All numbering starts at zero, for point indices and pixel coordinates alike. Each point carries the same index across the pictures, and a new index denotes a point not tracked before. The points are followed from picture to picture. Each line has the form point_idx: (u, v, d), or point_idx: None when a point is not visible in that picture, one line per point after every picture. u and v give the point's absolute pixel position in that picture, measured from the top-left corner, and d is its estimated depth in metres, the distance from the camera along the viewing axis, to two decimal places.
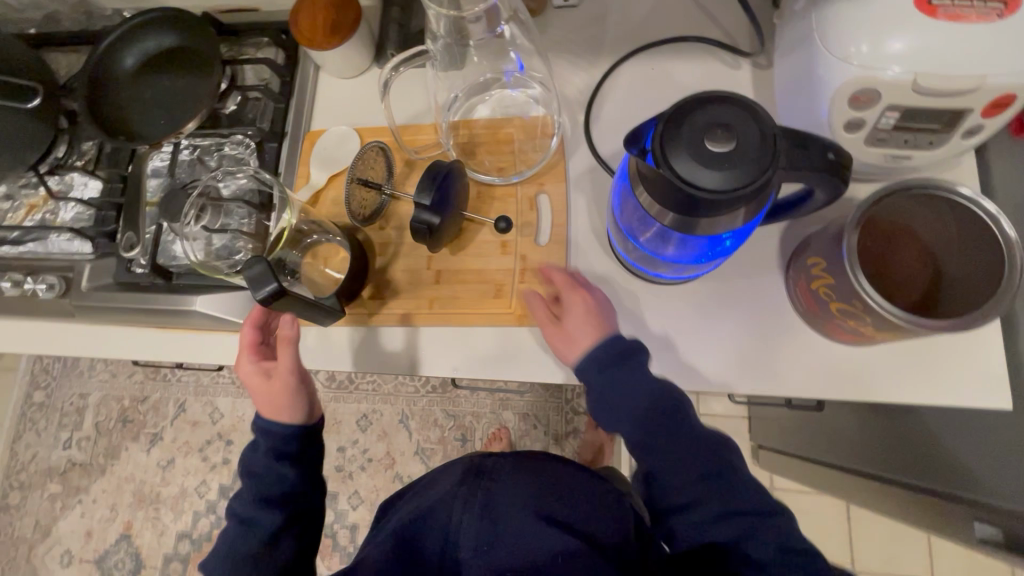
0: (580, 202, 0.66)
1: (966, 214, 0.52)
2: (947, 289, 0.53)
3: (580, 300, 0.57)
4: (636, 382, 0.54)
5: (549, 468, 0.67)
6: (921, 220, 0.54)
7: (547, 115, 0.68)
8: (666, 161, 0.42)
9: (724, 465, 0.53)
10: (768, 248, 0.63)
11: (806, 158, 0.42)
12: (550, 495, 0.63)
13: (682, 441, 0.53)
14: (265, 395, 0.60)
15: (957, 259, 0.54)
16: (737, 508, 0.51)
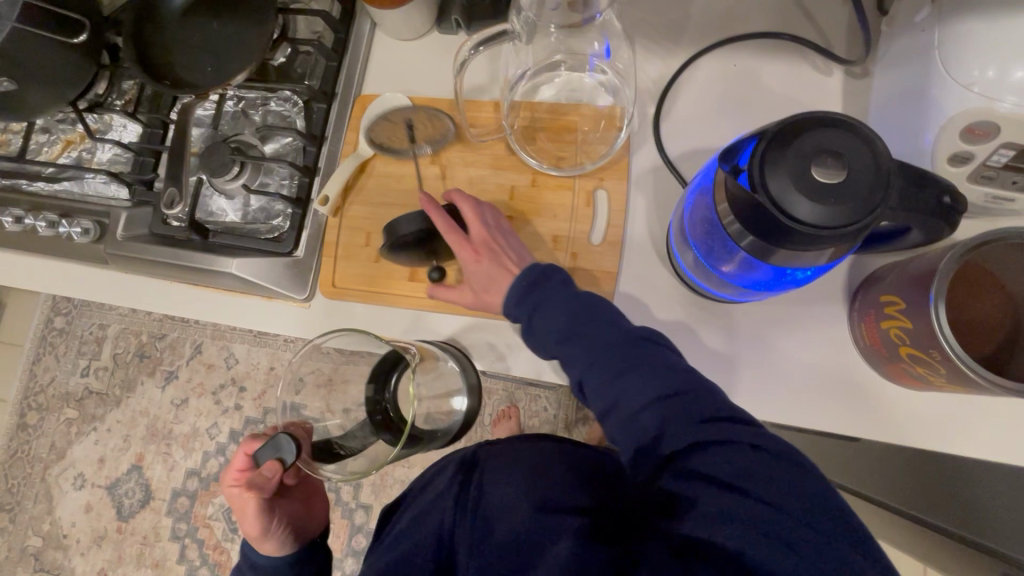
0: (639, 203, 0.63)
1: None
2: None
3: (475, 253, 0.58)
4: (587, 343, 0.50)
5: (533, 449, 0.64)
6: (1010, 269, 0.50)
7: (615, 104, 0.63)
8: (764, 185, 0.38)
9: (683, 385, 0.46)
10: (835, 275, 0.59)
11: (917, 199, 0.38)
12: (532, 472, 0.59)
13: (635, 368, 0.48)
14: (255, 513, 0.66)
15: None
16: (703, 418, 0.44)
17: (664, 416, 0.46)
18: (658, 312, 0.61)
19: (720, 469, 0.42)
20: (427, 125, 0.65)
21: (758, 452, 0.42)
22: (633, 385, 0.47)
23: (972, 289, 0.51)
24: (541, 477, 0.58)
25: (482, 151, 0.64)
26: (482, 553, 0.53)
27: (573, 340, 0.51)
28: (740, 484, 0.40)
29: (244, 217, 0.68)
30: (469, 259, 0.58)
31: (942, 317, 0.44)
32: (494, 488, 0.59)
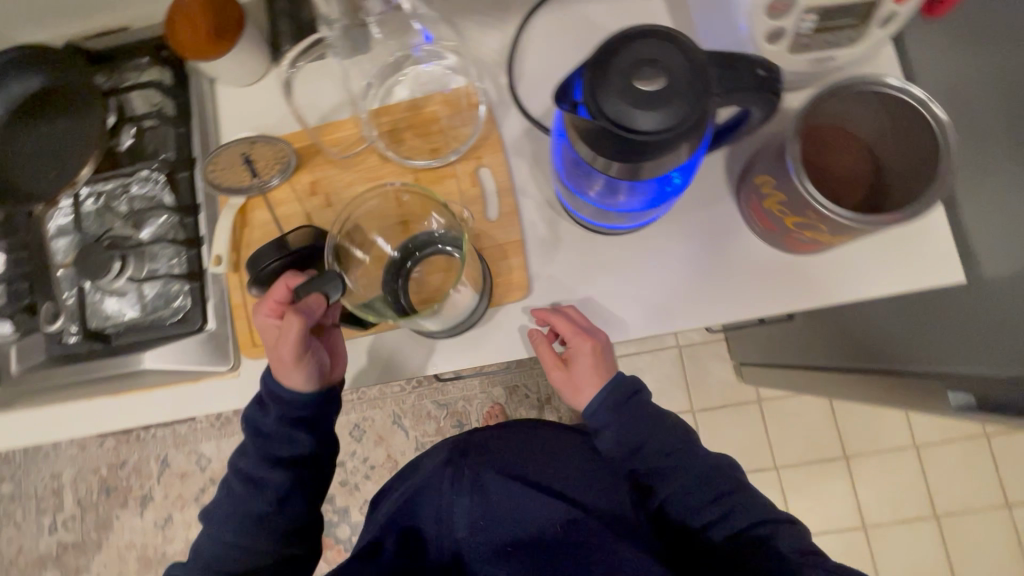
0: (522, 168, 0.64)
1: (896, 104, 0.52)
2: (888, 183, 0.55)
3: (582, 356, 0.58)
4: (656, 435, 0.60)
5: (534, 438, 0.71)
6: (855, 119, 0.55)
7: (469, 84, 0.64)
8: (600, 110, 0.40)
9: (721, 493, 0.59)
10: (717, 174, 0.62)
11: (737, 80, 0.41)
12: (545, 462, 0.67)
13: (662, 435, 0.60)
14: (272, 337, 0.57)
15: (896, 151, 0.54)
16: (755, 520, 0.58)
17: (733, 508, 0.59)
18: (572, 262, 0.63)
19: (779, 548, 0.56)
20: (266, 152, 0.64)
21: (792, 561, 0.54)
22: (704, 470, 0.60)
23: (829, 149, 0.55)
24: (554, 462, 0.67)
25: (356, 167, 0.64)
26: (483, 542, 0.60)
27: (645, 426, 0.60)
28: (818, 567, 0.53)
29: (143, 308, 0.65)
30: (585, 347, 0.58)
31: (803, 179, 0.48)
32: (494, 475, 0.64)
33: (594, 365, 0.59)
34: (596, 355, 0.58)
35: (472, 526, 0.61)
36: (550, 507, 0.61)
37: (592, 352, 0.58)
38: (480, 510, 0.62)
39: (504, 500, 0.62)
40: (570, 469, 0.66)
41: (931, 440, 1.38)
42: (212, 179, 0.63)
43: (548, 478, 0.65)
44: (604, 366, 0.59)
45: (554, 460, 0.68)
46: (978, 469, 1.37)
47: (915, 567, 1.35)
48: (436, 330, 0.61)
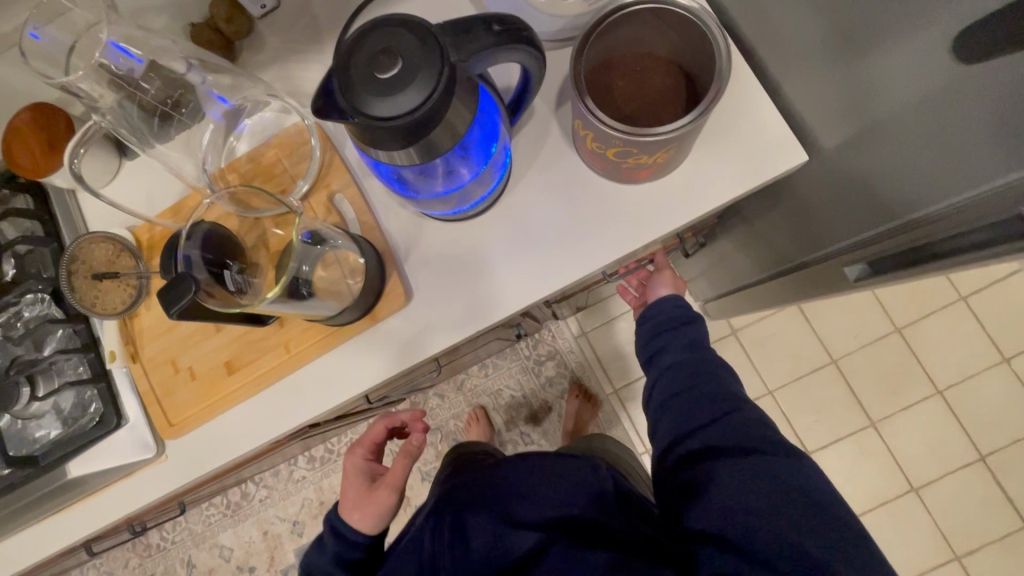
0: (372, 183, 0.65)
1: (667, 17, 0.54)
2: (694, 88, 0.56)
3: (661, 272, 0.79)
4: (688, 383, 0.67)
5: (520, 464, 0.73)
6: (643, 41, 0.57)
7: (299, 119, 0.66)
8: (356, 109, 0.41)
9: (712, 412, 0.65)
10: (553, 132, 0.63)
11: (477, 38, 0.42)
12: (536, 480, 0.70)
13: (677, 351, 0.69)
14: (365, 502, 0.68)
15: (690, 57, 0.56)
16: (725, 435, 0.63)
17: (707, 420, 0.65)
18: (442, 257, 0.64)
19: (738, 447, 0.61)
20: (105, 253, 0.66)
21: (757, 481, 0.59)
22: (696, 380, 0.67)
23: (631, 77, 0.57)
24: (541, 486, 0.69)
25: None
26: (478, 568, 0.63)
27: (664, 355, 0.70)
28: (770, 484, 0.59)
29: (64, 422, 0.67)
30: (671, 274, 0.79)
31: (597, 114, 0.50)
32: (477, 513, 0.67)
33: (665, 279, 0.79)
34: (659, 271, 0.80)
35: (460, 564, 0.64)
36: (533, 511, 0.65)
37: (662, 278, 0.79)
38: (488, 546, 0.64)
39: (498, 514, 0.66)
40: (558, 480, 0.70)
41: (913, 320, 1.37)
42: (114, 309, 0.65)
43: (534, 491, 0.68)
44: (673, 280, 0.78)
45: (543, 474, 0.71)
46: (966, 334, 1.35)
47: (936, 448, 1.33)
48: (324, 314, 0.61)
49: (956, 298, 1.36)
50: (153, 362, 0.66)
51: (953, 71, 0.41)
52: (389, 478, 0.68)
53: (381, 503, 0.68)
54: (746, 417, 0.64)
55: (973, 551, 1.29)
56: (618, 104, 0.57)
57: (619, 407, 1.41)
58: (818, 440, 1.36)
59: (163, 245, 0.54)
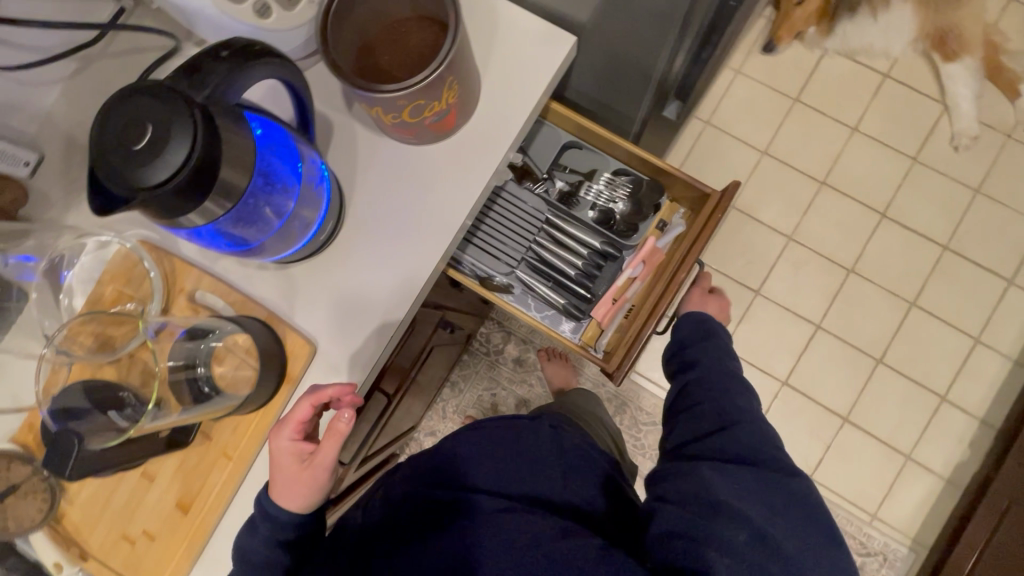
0: (222, 264, 0.64)
1: None
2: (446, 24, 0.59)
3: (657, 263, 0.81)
4: (718, 386, 0.71)
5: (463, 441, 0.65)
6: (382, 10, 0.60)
7: (119, 244, 0.63)
8: (134, 190, 0.41)
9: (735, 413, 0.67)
10: (359, 130, 0.65)
11: (211, 73, 0.43)
12: (484, 463, 0.62)
13: (718, 370, 0.73)
14: (284, 478, 0.58)
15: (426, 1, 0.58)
16: (738, 430, 0.65)
17: (732, 421, 0.66)
18: (323, 291, 0.64)
19: (733, 459, 0.62)
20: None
21: (756, 472, 0.61)
22: (732, 389, 0.71)
23: (391, 47, 0.60)
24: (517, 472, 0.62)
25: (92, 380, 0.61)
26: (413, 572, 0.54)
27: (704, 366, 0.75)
28: (764, 483, 0.60)
29: None
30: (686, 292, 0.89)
31: (367, 92, 0.53)
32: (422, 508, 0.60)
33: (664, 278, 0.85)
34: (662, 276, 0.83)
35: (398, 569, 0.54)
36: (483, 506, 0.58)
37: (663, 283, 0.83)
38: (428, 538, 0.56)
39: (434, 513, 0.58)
40: (517, 458, 0.63)
41: (771, 139, 1.49)
42: (35, 520, 0.60)
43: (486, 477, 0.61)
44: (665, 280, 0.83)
45: (497, 455, 0.63)
46: (815, 126, 1.49)
47: (846, 229, 1.46)
48: (234, 408, 0.60)
49: (791, 103, 1.50)
50: (103, 548, 0.61)
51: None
52: (319, 455, 0.58)
53: (306, 489, 0.59)
54: (753, 422, 0.66)
55: (919, 291, 1.43)
56: (396, 76, 0.60)
57: None
58: (758, 277, 1.46)
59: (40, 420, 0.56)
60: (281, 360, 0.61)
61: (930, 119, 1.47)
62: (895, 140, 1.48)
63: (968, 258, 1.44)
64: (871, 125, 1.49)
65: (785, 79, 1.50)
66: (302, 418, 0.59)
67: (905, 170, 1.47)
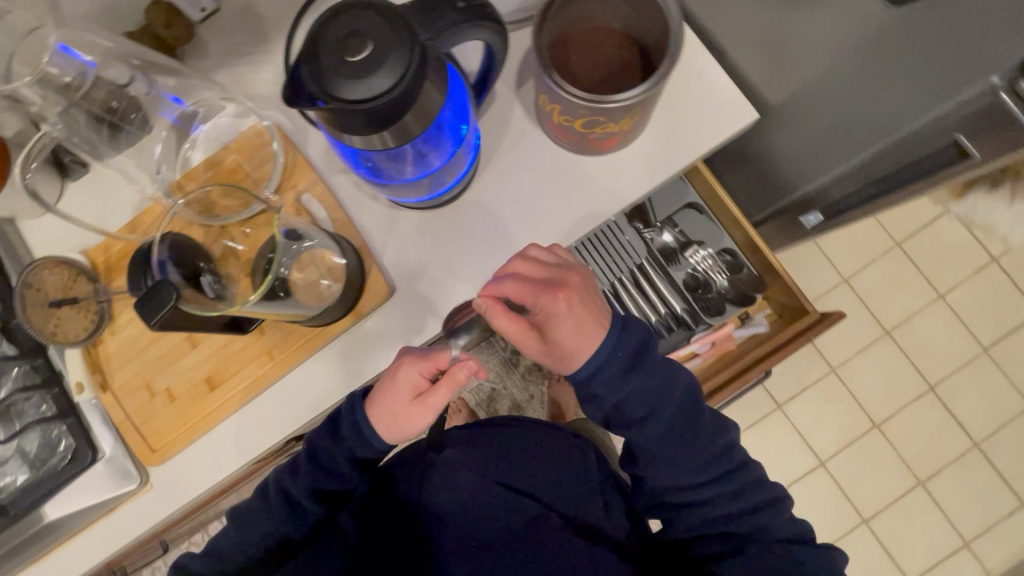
0: (339, 179, 0.64)
1: None
2: (651, 54, 0.58)
3: (567, 295, 0.53)
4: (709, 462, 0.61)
5: (489, 434, 0.71)
6: (595, 15, 0.59)
7: (255, 121, 0.64)
8: (330, 94, 0.41)
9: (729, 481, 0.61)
10: (517, 112, 0.64)
11: (440, 19, 0.43)
12: (497, 461, 0.68)
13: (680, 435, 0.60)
14: (389, 412, 0.58)
15: (642, 25, 0.57)
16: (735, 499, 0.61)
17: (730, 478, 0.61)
18: (420, 246, 0.64)
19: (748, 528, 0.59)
20: (59, 279, 0.62)
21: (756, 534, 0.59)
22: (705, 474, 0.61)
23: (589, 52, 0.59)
24: (552, 473, 0.67)
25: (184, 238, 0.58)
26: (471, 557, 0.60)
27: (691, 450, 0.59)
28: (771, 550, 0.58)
29: (32, 466, 0.63)
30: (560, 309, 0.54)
31: (560, 84, 0.52)
32: (473, 487, 0.65)
33: (576, 304, 0.54)
34: (576, 301, 0.54)
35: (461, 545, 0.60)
36: (518, 509, 0.63)
37: (583, 309, 0.54)
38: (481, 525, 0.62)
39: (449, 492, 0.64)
40: (531, 463, 0.68)
41: (857, 269, 1.46)
42: (76, 337, 0.61)
43: (502, 473, 0.66)
44: (586, 309, 0.54)
45: (536, 461, 0.68)
46: (905, 276, 1.46)
47: (890, 385, 1.43)
48: (299, 316, 0.60)
49: (890, 246, 1.47)
50: (123, 388, 0.62)
51: (875, 24, 0.46)
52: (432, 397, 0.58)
53: (406, 424, 0.59)
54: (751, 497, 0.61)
55: (932, 474, 1.40)
56: (583, 80, 0.58)
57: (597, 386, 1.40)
58: (786, 392, 1.44)
59: (132, 258, 0.52)
60: (358, 294, 0.62)
61: (1018, 319, 1.44)
62: (975, 323, 1.44)
63: (993, 464, 1.41)
64: (958, 299, 1.45)
65: (898, 221, 1.46)
66: (439, 360, 0.57)
67: (971, 356, 1.44)
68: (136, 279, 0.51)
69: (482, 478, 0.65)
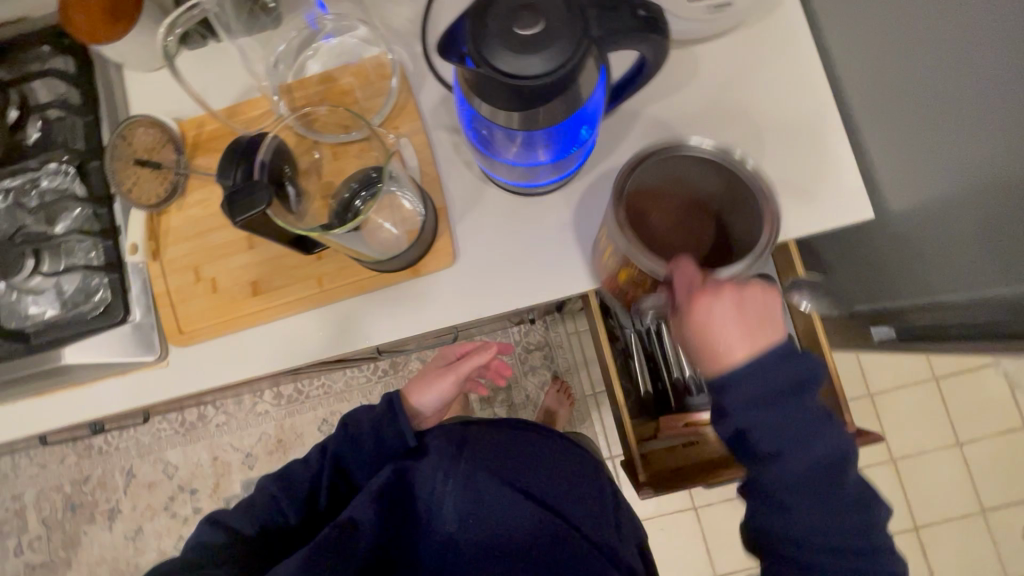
0: (441, 135, 0.64)
1: (693, 165, 0.50)
2: (733, 238, 0.50)
3: (710, 305, 0.45)
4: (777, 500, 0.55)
5: (512, 438, 0.69)
6: (660, 192, 0.52)
7: (380, 53, 0.63)
8: (483, 58, 0.40)
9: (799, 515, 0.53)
10: (636, 130, 0.63)
11: (616, 20, 0.41)
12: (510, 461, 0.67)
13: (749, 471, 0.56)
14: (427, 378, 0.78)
15: (734, 210, 0.51)
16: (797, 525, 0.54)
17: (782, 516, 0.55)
18: (495, 227, 0.63)
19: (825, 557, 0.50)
20: (149, 140, 0.63)
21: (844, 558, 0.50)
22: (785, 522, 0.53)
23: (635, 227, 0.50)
24: (565, 485, 0.68)
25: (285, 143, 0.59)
26: (477, 547, 0.63)
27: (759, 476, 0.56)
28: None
29: (63, 305, 0.63)
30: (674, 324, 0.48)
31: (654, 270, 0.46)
32: (488, 481, 0.65)
33: (721, 309, 0.45)
34: (744, 296, 0.46)
35: (463, 526, 0.63)
36: (525, 516, 0.63)
37: (737, 307, 0.45)
38: (492, 522, 0.63)
39: (470, 495, 0.64)
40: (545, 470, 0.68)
41: (885, 388, 1.43)
42: (149, 201, 0.62)
43: (527, 483, 0.66)
44: (726, 318, 0.45)
45: (549, 471, 0.68)
46: (930, 412, 1.42)
47: None
48: (363, 256, 0.59)
49: (927, 377, 1.42)
50: (172, 263, 0.63)
51: None
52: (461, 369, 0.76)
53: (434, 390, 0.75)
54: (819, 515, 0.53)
55: None
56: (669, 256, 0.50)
57: (594, 410, 1.35)
58: None
59: (228, 150, 0.52)
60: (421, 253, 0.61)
61: None
62: (984, 483, 1.40)
63: None
64: (975, 453, 1.41)
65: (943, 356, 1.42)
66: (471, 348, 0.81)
67: (968, 512, 1.39)
68: (225, 169, 0.51)
69: (503, 486, 0.64)
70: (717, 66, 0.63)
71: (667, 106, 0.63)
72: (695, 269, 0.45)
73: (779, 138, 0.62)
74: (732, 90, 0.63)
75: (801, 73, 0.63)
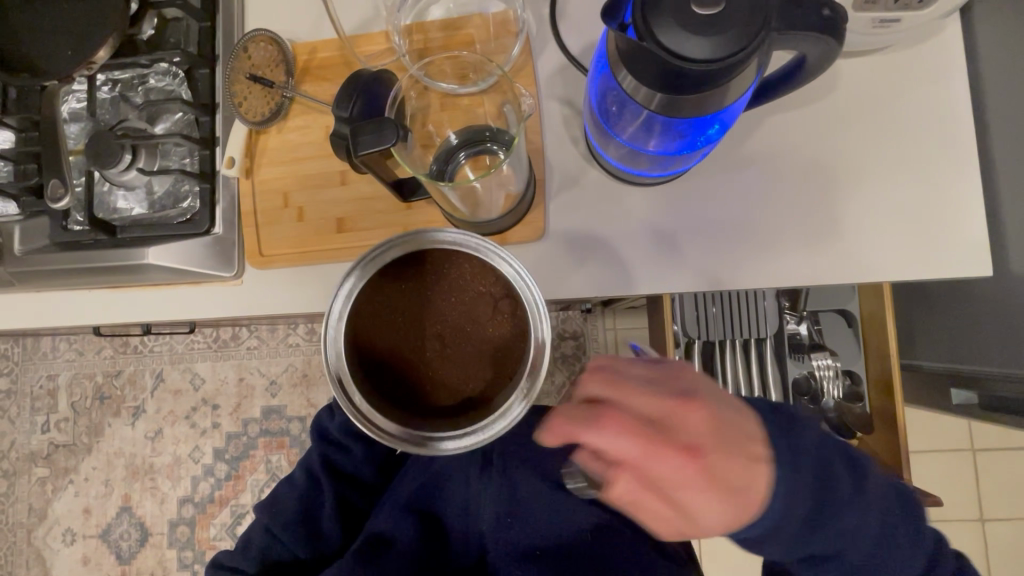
0: (553, 105, 0.62)
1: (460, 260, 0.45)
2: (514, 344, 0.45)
3: (690, 437, 0.41)
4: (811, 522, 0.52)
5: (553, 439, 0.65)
6: (459, 289, 0.45)
7: (508, 9, 0.61)
8: (650, 31, 0.38)
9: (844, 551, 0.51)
10: (757, 136, 0.60)
11: (799, 18, 0.39)
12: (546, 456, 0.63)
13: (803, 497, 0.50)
14: None
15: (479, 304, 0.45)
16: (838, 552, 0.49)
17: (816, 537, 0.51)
18: (591, 207, 0.61)
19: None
20: (263, 56, 0.62)
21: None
22: None
23: (419, 399, 0.45)
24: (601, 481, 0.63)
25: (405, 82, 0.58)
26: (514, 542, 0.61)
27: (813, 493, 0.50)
28: None
29: (151, 206, 0.64)
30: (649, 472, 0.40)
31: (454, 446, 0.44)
32: (529, 473, 0.62)
33: (652, 452, 0.39)
34: (714, 413, 0.41)
35: (500, 520, 0.61)
36: (562, 514, 0.61)
37: (711, 422, 0.41)
38: (530, 523, 0.61)
39: (508, 491, 0.62)
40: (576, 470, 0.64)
41: (917, 449, 1.38)
42: (253, 117, 0.61)
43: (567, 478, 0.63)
44: (658, 456, 0.39)
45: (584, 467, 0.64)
46: (959, 481, 1.37)
47: None
48: (454, 211, 0.57)
49: (964, 446, 1.37)
50: (263, 184, 0.62)
51: None
52: None
53: None
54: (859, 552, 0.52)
55: None
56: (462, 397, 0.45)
57: None
58: None
59: (345, 83, 0.51)
60: (513, 223, 0.59)
61: None
62: (998, 563, 1.36)
63: None
64: (995, 532, 1.36)
65: (985, 429, 1.36)
66: None
67: None
68: (342, 101, 0.50)
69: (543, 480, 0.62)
70: (854, 86, 0.60)
71: (791, 120, 0.60)
72: (602, 381, 0.42)
73: (905, 174, 0.59)
74: (864, 115, 0.60)
75: (945, 109, 0.59)
